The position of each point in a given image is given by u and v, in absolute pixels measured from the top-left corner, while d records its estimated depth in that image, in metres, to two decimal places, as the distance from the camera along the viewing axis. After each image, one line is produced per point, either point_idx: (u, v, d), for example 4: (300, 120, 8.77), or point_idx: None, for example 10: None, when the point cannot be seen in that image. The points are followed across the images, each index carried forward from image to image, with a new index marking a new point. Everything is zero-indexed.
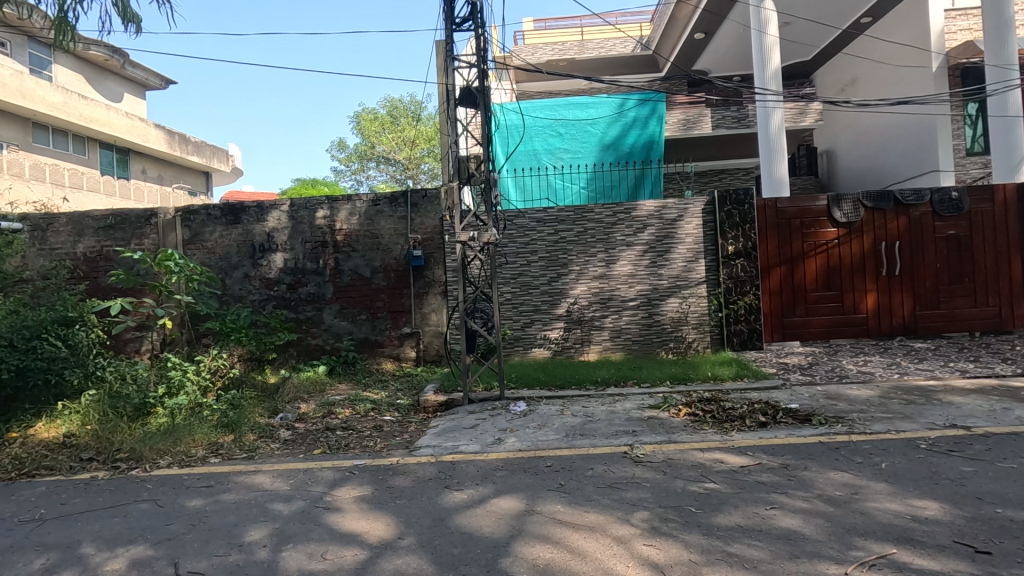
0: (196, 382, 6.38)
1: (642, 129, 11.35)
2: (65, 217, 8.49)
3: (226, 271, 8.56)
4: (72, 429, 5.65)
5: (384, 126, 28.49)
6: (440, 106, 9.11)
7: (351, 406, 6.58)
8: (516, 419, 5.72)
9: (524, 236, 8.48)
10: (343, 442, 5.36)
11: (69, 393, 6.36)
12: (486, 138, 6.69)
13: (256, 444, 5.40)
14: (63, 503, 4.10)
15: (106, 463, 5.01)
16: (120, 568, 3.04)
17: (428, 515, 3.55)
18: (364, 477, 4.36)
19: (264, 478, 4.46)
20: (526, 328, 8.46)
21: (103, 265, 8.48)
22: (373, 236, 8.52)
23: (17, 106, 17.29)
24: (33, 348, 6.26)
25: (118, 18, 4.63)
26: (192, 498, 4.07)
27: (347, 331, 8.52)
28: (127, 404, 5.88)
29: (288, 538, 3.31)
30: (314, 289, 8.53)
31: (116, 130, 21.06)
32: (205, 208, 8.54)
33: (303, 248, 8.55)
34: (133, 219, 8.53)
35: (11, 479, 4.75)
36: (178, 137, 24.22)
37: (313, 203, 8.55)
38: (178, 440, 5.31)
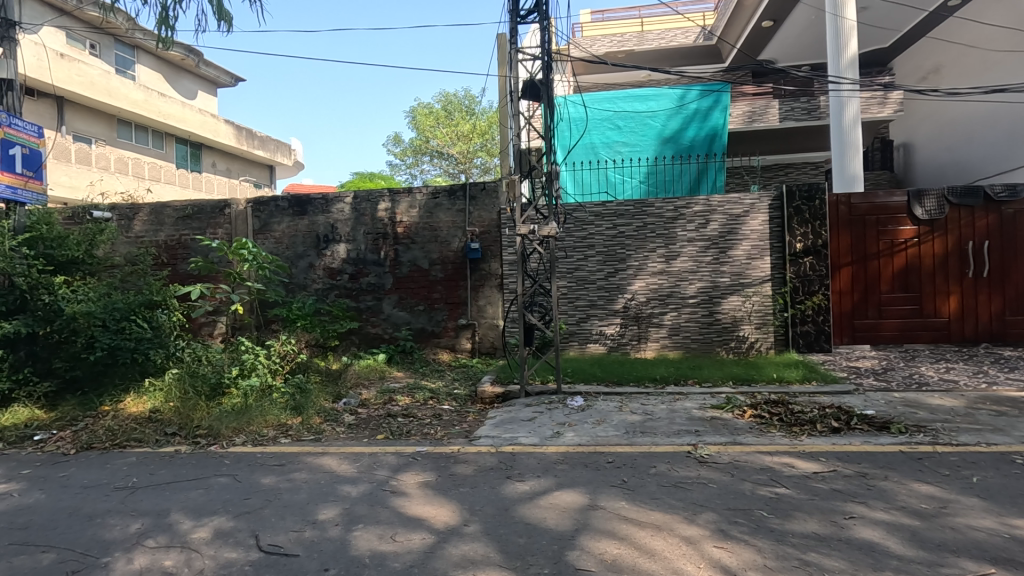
0: (267, 364, 6.67)
1: (703, 122, 11.07)
2: (148, 208, 9.07)
3: (293, 260, 8.92)
4: (156, 406, 6.07)
5: (438, 121, 28.94)
6: (500, 99, 9.14)
7: (410, 394, 6.73)
8: (574, 414, 5.70)
9: (581, 230, 8.41)
10: (404, 429, 5.50)
11: (153, 370, 6.86)
12: (549, 131, 6.67)
13: (323, 427, 5.62)
14: (151, 474, 4.39)
15: (187, 438, 5.35)
16: (207, 536, 3.24)
17: (491, 504, 3.60)
18: (426, 464, 4.45)
19: (331, 460, 4.64)
20: (582, 323, 8.40)
21: (181, 253, 9.01)
22: (432, 228, 8.66)
23: (102, 103, 18.70)
24: (122, 329, 6.75)
25: (214, 17, 4.88)
26: (266, 475, 4.28)
27: (406, 321, 8.72)
28: (204, 384, 6.23)
29: (358, 519, 3.42)
30: (374, 279, 8.77)
31: (190, 126, 22.22)
32: (275, 199, 8.92)
33: (364, 239, 8.80)
34: (208, 210, 9.01)
35: (105, 448, 5.15)
36: (246, 132, 25.35)
37: (376, 195, 8.78)
38: (251, 419, 5.60)
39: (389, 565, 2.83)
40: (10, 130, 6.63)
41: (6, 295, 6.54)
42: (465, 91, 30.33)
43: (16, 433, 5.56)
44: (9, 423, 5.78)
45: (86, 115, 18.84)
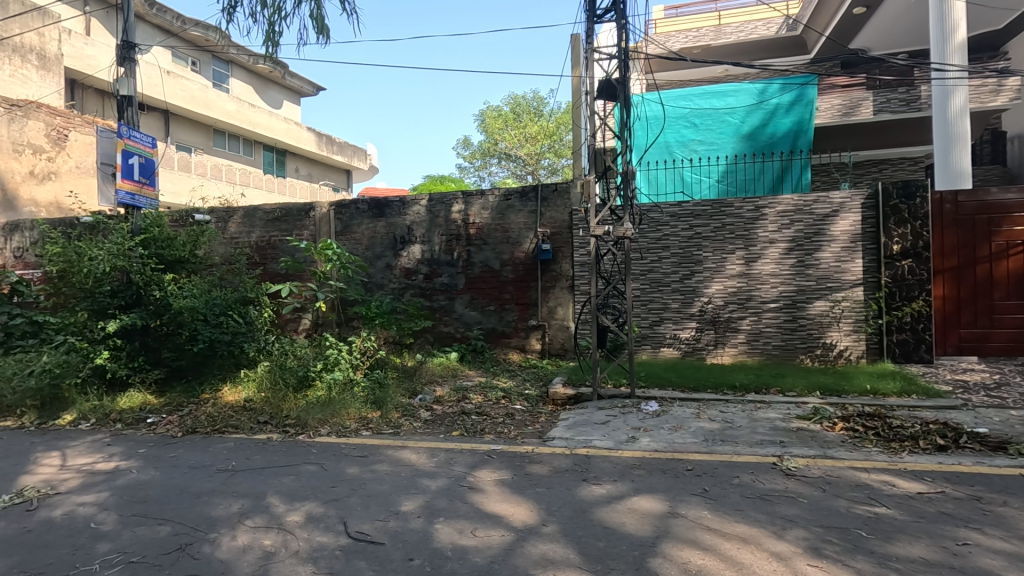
0: (349, 359, 7.01)
1: (785, 117, 10.52)
2: (243, 212, 9.75)
3: (371, 261, 9.30)
4: (250, 396, 6.52)
5: (507, 124, 29.27)
6: (573, 99, 9.10)
7: (483, 393, 6.84)
8: (649, 419, 5.58)
9: (656, 231, 8.23)
10: (478, 427, 5.61)
11: (246, 362, 7.37)
12: (624, 130, 6.55)
13: (401, 421, 5.83)
14: (247, 459, 4.73)
15: (278, 427, 5.71)
16: (300, 520, 3.45)
17: (569, 505, 3.59)
18: (502, 462, 4.51)
19: (410, 453, 4.80)
20: (655, 326, 8.22)
21: (271, 253, 9.63)
22: (503, 229, 8.76)
23: (201, 115, 20.32)
24: (220, 323, 7.32)
25: (315, 31, 5.17)
26: (351, 465, 4.49)
27: (477, 321, 8.88)
28: (293, 375, 6.59)
29: (439, 512, 3.52)
30: (447, 279, 8.98)
31: (276, 134, 23.67)
32: (355, 202, 9.33)
33: (439, 241, 9.03)
34: (295, 213, 9.53)
35: (207, 433, 5.59)
36: (326, 138, 26.67)
37: (449, 198, 8.99)
38: (335, 412, 5.89)
39: (471, 559, 2.90)
40: (129, 141, 7.30)
41: (124, 289, 7.24)
42: (533, 92, 30.40)
43: (132, 416, 6.16)
44: (126, 406, 6.42)
45: (187, 126, 20.59)
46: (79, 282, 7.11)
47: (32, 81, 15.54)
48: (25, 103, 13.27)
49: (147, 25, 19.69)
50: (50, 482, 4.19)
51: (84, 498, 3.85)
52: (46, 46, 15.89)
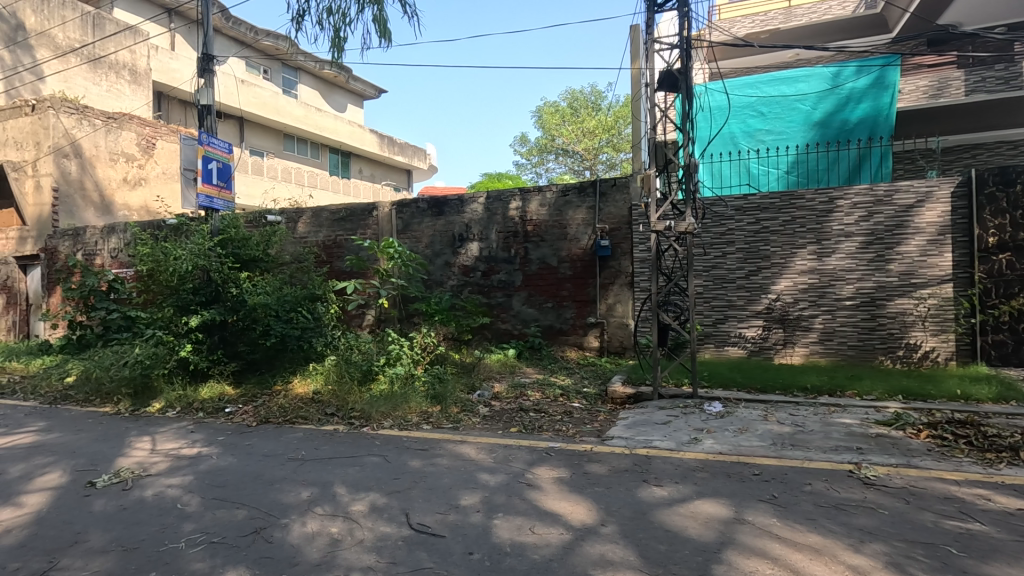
0: (410, 355, 7.23)
1: (861, 102, 9.85)
2: (311, 213, 10.20)
3: (430, 258, 9.48)
4: (318, 388, 6.81)
5: (564, 119, 29.24)
6: (633, 92, 8.90)
7: (540, 390, 6.84)
8: (712, 420, 5.39)
9: (720, 225, 7.94)
10: (536, 424, 5.61)
11: (314, 356, 7.73)
12: (686, 122, 6.34)
13: (460, 416, 5.93)
14: (316, 449, 4.94)
15: (344, 419, 5.94)
16: (365, 509, 3.57)
17: (628, 506, 3.53)
18: (560, 459, 4.49)
19: (469, 448, 4.87)
20: (718, 324, 7.93)
21: (336, 251, 10.02)
22: (561, 226, 8.71)
23: (272, 120, 21.41)
24: (291, 318, 7.73)
25: (377, 35, 5.33)
26: (413, 458, 4.61)
27: (534, 318, 8.88)
28: (357, 370, 6.84)
29: (498, 508, 3.55)
30: (505, 276, 9.03)
31: (342, 137, 24.62)
32: (416, 201, 9.53)
33: (496, 238, 9.09)
34: (359, 213, 9.87)
35: (279, 423, 5.90)
36: (388, 140, 27.44)
37: (507, 195, 9.02)
38: (397, 405, 6.07)
39: (529, 556, 2.90)
40: (208, 148, 7.85)
41: (204, 287, 7.76)
42: (591, 87, 30.20)
43: (213, 405, 6.59)
44: (207, 396, 6.87)
45: (260, 131, 21.79)
46: (165, 280, 7.67)
47: (125, 95, 16.77)
48: (120, 116, 14.36)
49: (224, 37, 20.97)
50: (142, 465, 4.55)
51: (172, 480, 4.17)
52: (136, 62, 17.05)
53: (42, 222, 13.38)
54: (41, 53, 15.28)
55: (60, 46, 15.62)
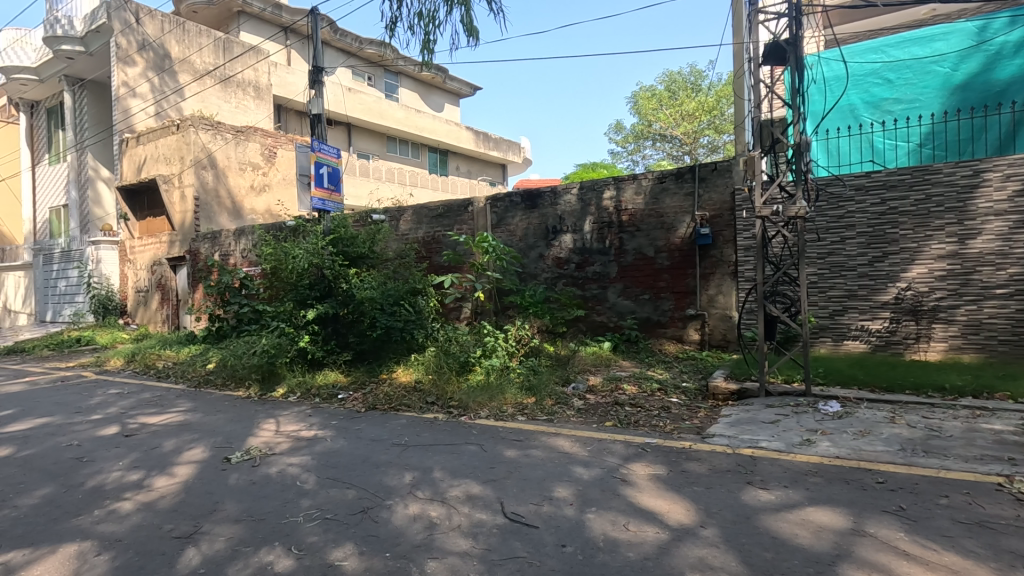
0: (505, 347, 7.38)
1: (1015, 58, 8.47)
2: (412, 211, 10.65)
3: (524, 251, 9.53)
4: (420, 377, 7.13)
5: (661, 103, 27.83)
6: (736, 68, 8.34)
7: (637, 383, 6.68)
8: (828, 421, 4.97)
9: (837, 208, 7.25)
10: (632, 418, 5.49)
11: (416, 347, 8.12)
12: (794, 98, 5.83)
13: (555, 409, 5.94)
14: (417, 435, 5.19)
15: (443, 407, 6.20)
16: (462, 496, 3.69)
17: (730, 508, 3.35)
18: (657, 456, 4.36)
19: (564, 441, 4.87)
20: (836, 316, 7.26)
21: (435, 246, 10.41)
22: (657, 215, 8.41)
23: (376, 124, 22.68)
24: (395, 311, 8.17)
25: (465, 34, 5.47)
26: (509, 448, 4.70)
27: (630, 310, 8.66)
28: (455, 361, 7.11)
29: (591, 502, 3.52)
30: (600, 268, 8.88)
31: (439, 136, 25.52)
32: (509, 195, 9.62)
33: (590, 229, 8.96)
34: (456, 209, 10.16)
35: (385, 410, 6.29)
36: (483, 135, 28.02)
37: (601, 184, 8.86)
38: (494, 396, 6.22)
39: (623, 553, 2.85)
40: (320, 154, 8.48)
41: (318, 282, 8.38)
42: (690, 65, 28.31)
43: (327, 391, 7.15)
44: (322, 383, 7.45)
45: (365, 135, 23.19)
46: (286, 277, 8.40)
47: (250, 109, 18.72)
48: (246, 129, 16.20)
49: (333, 49, 22.60)
50: (268, 444, 5.04)
51: (293, 459, 4.58)
52: (259, 79, 18.96)
53: (187, 228, 15.03)
54: (183, 77, 17.26)
55: (198, 70, 17.58)
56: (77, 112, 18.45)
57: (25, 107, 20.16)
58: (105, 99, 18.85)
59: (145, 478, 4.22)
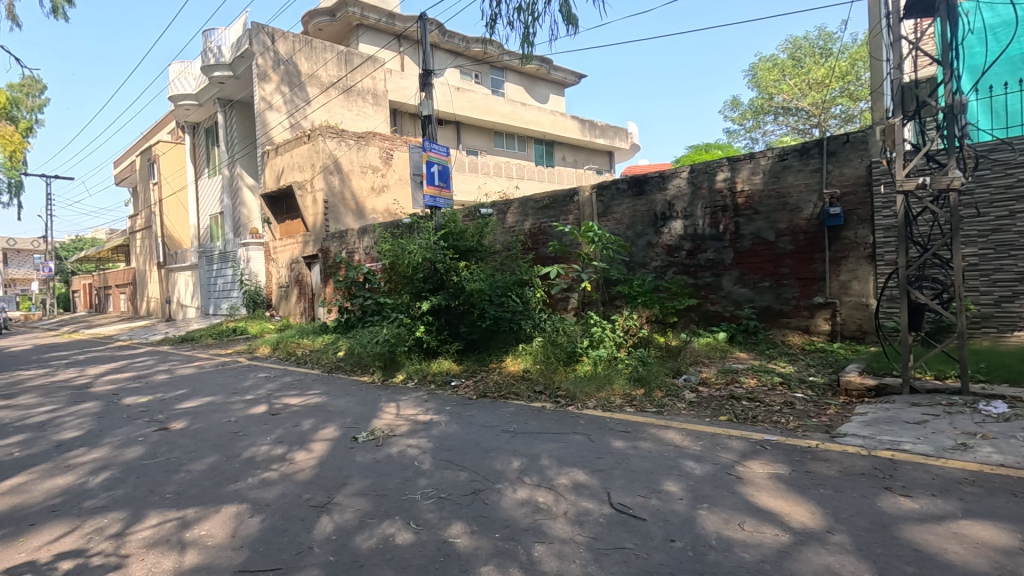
0: (612, 337, 7.28)
1: None
2: (518, 203, 10.79)
3: (632, 240, 9.27)
4: (527, 366, 7.26)
5: (784, 73, 25.51)
6: (872, 25, 7.43)
7: (755, 376, 6.27)
8: (991, 424, 4.31)
9: (1004, 176, 6.24)
10: (750, 413, 5.17)
11: (524, 338, 8.32)
12: (945, 52, 5.09)
13: (665, 401, 5.76)
14: (526, 423, 5.31)
15: (551, 397, 6.28)
16: (569, 484, 3.73)
17: (863, 515, 3.04)
18: (778, 454, 4.07)
19: (674, 434, 4.71)
20: (1004, 304, 6.25)
21: (541, 238, 10.46)
22: (779, 195, 7.77)
23: (483, 120, 23.28)
24: (502, 302, 8.40)
25: (563, 24, 5.46)
26: (616, 439, 4.65)
27: (749, 299, 8.11)
28: (562, 351, 7.16)
29: (704, 498, 3.38)
30: (713, 254, 8.41)
31: (544, 127, 25.60)
32: (615, 182, 9.41)
33: (702, 214, 8.51)
34: (561, 199, 10.12)
35: (495, 398, 6.51)
36: (589, 123, 27.63)
37: (713, 166, 8.37)
38: (602, 386, 6.18)
39: (737, 554, 2.70)
40: (430, 153, 8.92)
41: (431, 276, 8.82)
42: (818, 27, 25.61)
43: (442, 378, 7.57)
44: (437, 370, 7.86)
45: (473, 131, 23.91)
46: (403, 272, 8.95)
47: (370, 115, 20.13)
48: (367, 135, 17.46)
49: (442, 51, 23.49)
50: (390, 426, 5.44)
51: (411, 441, 4.90)
52: (377, 86, 20.27)
53: (319, 228, 16.54)
54: (311, 91, 19.01)
55: (324, 83, 19.26)
56: (228, 129, 21.02)
57: (189, 129, 23.33)
58: (250, 116, 21.29)
59: (288, 452, 4.77)
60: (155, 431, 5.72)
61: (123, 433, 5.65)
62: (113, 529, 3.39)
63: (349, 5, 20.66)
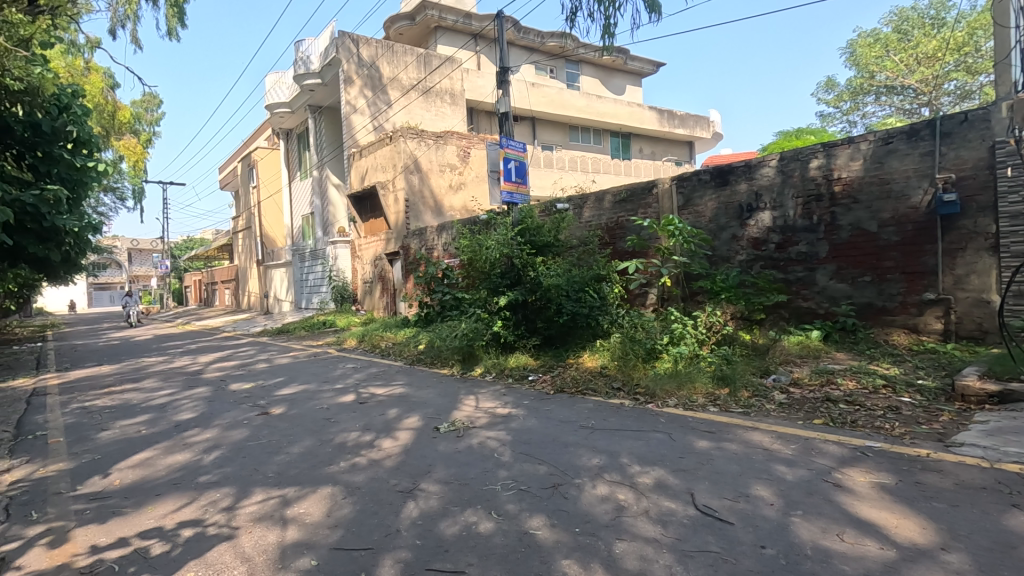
0: (694, 334, 7.03)
1: None
2: (594, 197, 10.64)
3: (715, 233, 8.88)
4: (604, 362, 7.18)
5: (888, 48, 23.35)
6: None
7: (854, 378, 5.82)
8: None
9: None
10: (848, 417, 4.83)
11: (601, 334, 8.24)
12: None
13: (752, 401, 5.49)
14: (604, 420, 5.26)
15: (630, 394, 6.19)
16: (651, 483, 3.65)
17: (985, 534, 2.75)
18: (881, 463, 3.77)
19: (763, 436, 4.48)
20: None
21: (618, 232, 10.24)
22: (882, 182, 7.16)
23: (558, 115, 23.17)
24: (579, 298, 8.35)
25: (646, 12, 5.31)
26: (700, 439, 4.49)
27: (846, 294, 7.53)
28: (641, 348, 7.01)
29: (797, 504, 3.20)
30: (806, 247, 7.88)
31: (621, 119, 25.07)
32: (697, 173, 9.05)
33: (793, 205, 8.01)
34: (639, 192, 9.88)
35: (572, 393, 6.50)
36: (667, 113, 26.77)
37: (806, 153, 7.85)
38: (683, 385, 6.00)
39: (836, 566, 2.54)
40: (507, 149, 9.00)
41: (508, 271, 8.91)
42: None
43: (519, 372, 7.66)
44: (514, 365, 7.96)
45: (548, 126, 23.88)
46: (481, 267, 9.11)
47: (448, 115, 20.55)
48: (445, 134, 17.94)
49: (517, 47, 23.67)
50: (469, 418, 5.58)
51: (490, 434, 5.00)
52: (454, 86, 20.67)
53: (400, 226, 17.15)
54: (393, 94, 19.79)
55: (405, 86, 19.95)
56: (318, 134, 22.34)
57: (283, 135, 24.99)
58: (337, 121, 22.47)
59: (375, 439, 5.02)
60: (258, 415, 6.22)
61: (230, 416, 6.20)
62: (225, 503, 3.73)
63: (428, 7, 21.26)
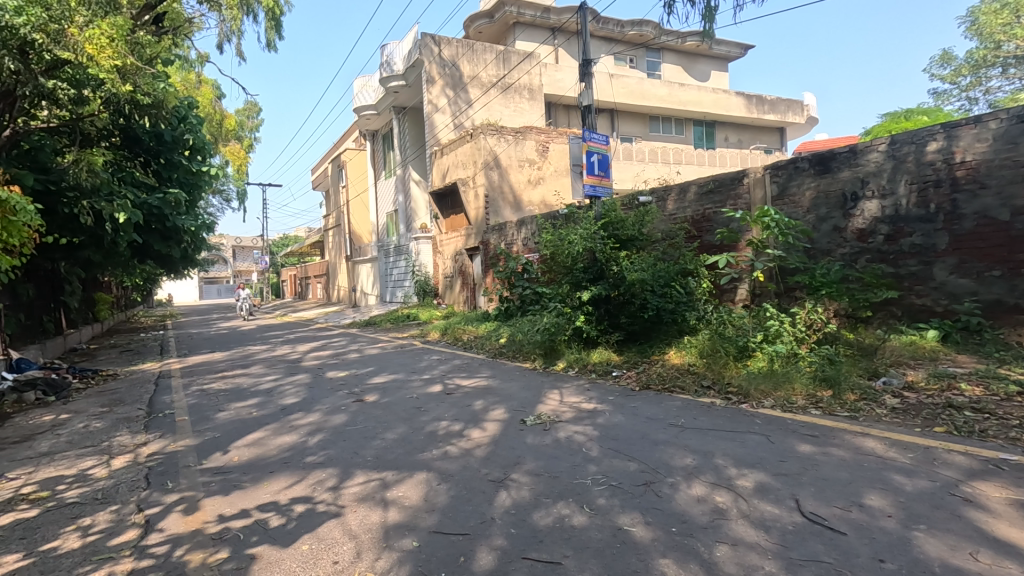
0: (792, 332, 6.65)
1: None
2: (679, 189, 10.29)
3: (814, 224, 8.31)
4: (692, 359, 6.97)
5: (1018, 13, 20.49)
6: None
7: (981, 384, 5.24)
8: None
9: None
10: (975, 426, 4.37)
11: (687, 330, 8.02)
12: None
13: (860, 405, 5.11)
14: (695, 419, 5.10)
15: (721, 393, 5.95)
16: (750, 487, 3.49)
17: None
18: (1020, 479, 3.37)
19: (875, 443, 4.15)
20: None
21: (705, 225, 9.81)
22: (1016, 164, 6.38)
23: (639, 105, 22.60)
24: (666, 293, 8.15)
25: None
26: (803, 443, 4.24)
27: (970, 290, 6.79)
28: (733, 345, 6.75)
29: (920, 518, 2.94)
30: (921, 238, 7.19)
31: (705, 107, 24.03)
32: (794, 161, 8.53)
33: (907, 192, 7.33)
34: (728, 183, 9.43)
35: (659, 390, 6.35)
36: (756, 99, 25.35)
37: (923, 135, 7.16)
38: (780, 385, 5.69)
39: None
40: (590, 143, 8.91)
41: (591, 265, 8.80)
42: None
43: (602, 367, 7.62)
44: (597, 360, 7.89)
45: (628, 117, 23.37)
46: (563, 262, 9.09)
47: (526, 110, 20.63)
48: (524, 129, 18.00)
49: (597, 39, 23.18)
50: (555, 412, 5.60)
51: (577, 428, 4.98)
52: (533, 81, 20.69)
53: (480, 222, 17.46)
54: (473, 91, 20.10)
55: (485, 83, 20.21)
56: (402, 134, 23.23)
57: (370, 136, 26.19)
58: (420, 121, 23.20)
59: (464, 429, 5.17)
60: (353, 401, 6.59)
61: (329, 402, 6.62)
62: (331, 482, 3.99)
63: (507, 5, 21.59)
